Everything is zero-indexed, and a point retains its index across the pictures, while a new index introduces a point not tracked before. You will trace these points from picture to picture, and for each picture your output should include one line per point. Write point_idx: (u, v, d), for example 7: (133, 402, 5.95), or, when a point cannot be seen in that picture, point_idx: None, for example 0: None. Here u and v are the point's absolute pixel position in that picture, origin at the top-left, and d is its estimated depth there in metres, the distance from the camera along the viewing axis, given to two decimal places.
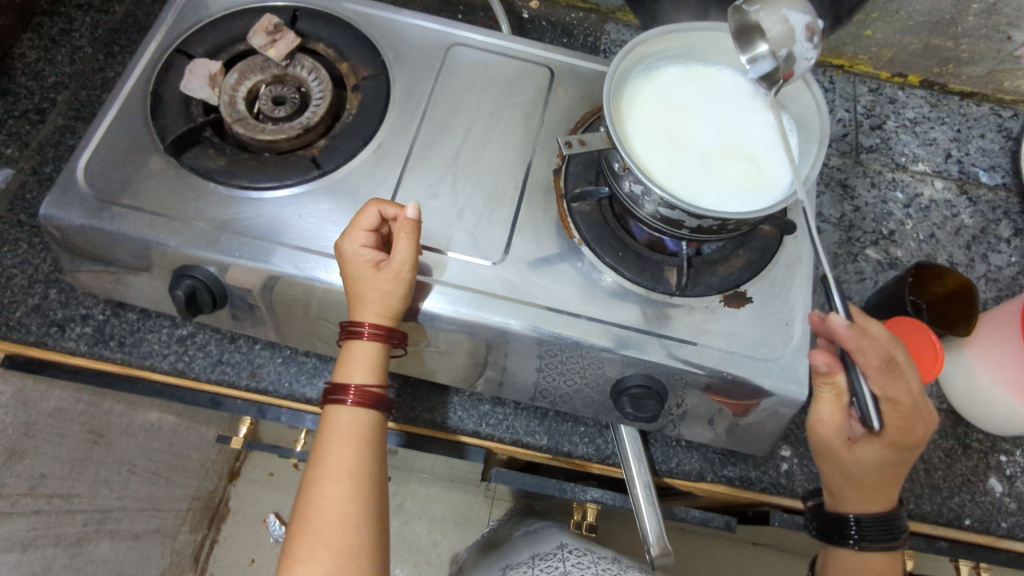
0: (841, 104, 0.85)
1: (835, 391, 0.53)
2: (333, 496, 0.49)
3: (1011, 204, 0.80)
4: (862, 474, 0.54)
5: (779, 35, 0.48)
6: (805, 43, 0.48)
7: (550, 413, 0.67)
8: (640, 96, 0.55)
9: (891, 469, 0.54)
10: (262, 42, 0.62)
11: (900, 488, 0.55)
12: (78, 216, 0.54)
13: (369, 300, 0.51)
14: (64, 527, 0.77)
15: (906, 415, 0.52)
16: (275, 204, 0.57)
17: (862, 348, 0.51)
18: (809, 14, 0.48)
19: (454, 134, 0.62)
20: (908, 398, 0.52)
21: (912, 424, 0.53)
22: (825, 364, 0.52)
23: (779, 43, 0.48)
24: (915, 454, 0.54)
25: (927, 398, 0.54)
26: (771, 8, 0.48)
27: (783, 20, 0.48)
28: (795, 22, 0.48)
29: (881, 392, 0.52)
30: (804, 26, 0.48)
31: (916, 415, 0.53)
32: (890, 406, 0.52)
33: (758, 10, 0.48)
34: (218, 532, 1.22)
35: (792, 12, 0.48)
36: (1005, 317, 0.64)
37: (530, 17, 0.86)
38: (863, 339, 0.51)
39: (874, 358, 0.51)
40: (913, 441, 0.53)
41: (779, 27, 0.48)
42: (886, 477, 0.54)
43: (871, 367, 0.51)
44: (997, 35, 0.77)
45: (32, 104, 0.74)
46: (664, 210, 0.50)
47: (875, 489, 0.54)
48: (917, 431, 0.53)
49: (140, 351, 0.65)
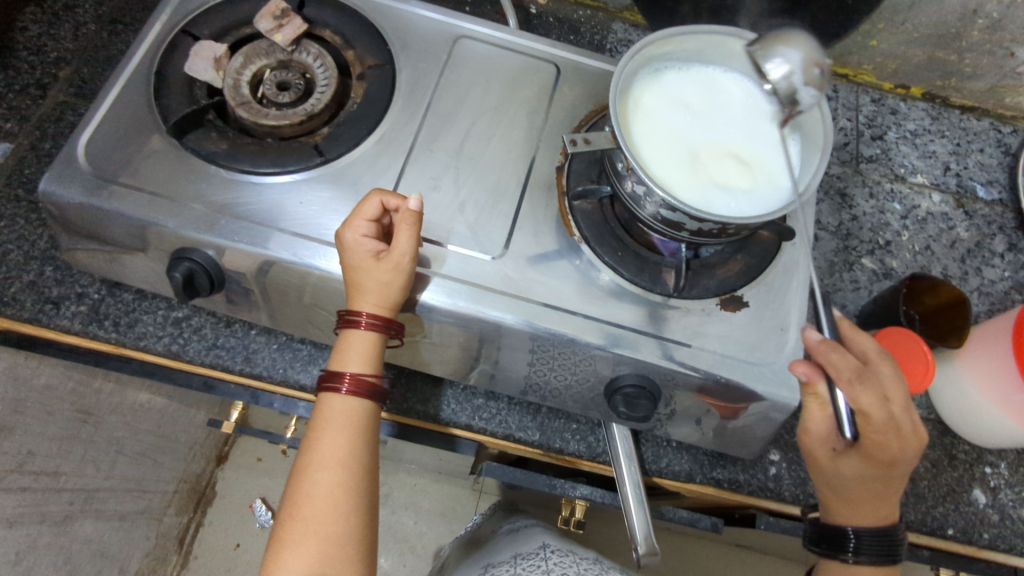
0: (843, 112, 0.86)
1: (818, 402, 0.53)
2: (324, 483, 0.49)
3: (1007, 219, 0.81)
4: (844, 487, 0.55)
5: (780, 77, 0.48)
6: (806, 80, 0.47)
7: (543, 409, 0.67)
8: (646, 97, 0.55)
9: (873, 483, 0.54)
10: (269, 27, 0.61)
11: (892, 503, 0.55)
12: (78, 193, 0.54)
13: (368, 288, 0.51)
14: (50, 505, 0.77)
15: (879, 427, 0.52)
16: (276, 189, 0.57)
17: (834, 363, 0.52)
18: (812, 52, 0.46)
19: (458, 128, 0.62)
20: (882, 411, 0.52)
21: (888, 437, 0.52)
22: (806, 374, 0.52)
23: (780, 84, 0.48)
24: (900, 468, 0.54)
25: (909, 410, 0.53)
26: (772, 48, 0.48)
27: (782, 62, 0.47)
28: (794, 61, 0.47)
29: (855, 404, 0.52)
30: (802, 65, 0.47)
31: (891, 427, 0.52)
32: (865, 418, 0.52)
33: (758, 51, 0.48)
34: (204, 515, 1.22)
35: (792, 52, 0.47)
36: (995, 330, 0.65)
37: (537, 12, 0.86)
38: (834, 352, 0.52)
39: (846, 371, 0.52)
40: (890, 454, 0.53)
41: (776, 69, 0.47)
42: (869, 492, 0.54)
43: (844, 380, 0.52)
44: (1000, 51, 0.78)
45: (33, 79, 0.74)
46: (665, 211, 0.50)
47: (861, 502, 0.55)
48: (897, 444, 0.53)
49: (135, 331, 0.64)
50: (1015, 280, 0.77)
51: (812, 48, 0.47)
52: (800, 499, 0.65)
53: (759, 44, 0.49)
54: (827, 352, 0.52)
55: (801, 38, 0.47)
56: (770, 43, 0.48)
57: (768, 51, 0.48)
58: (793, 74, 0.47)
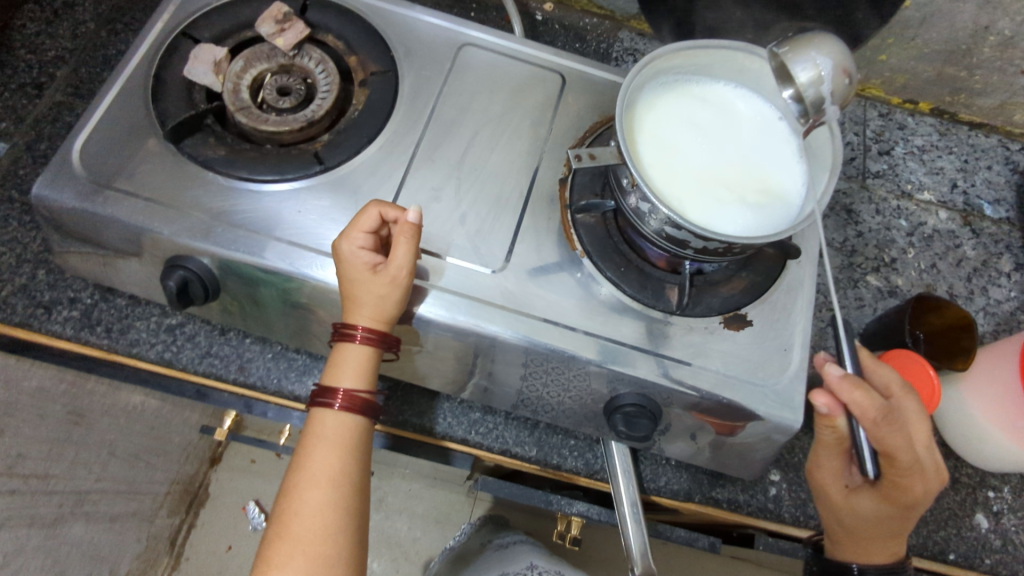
0: (850, 127, 0.85)
1: (836, 436, 0.53)
2: (314, 502, 0.48)
3: (1014, 238, 0.80)
4: (856, 523, 0.55)
5: (809, 82, 0.45)
6: (834, 88, 0.45)
7: (540, 424, 0.66)
8: (653, 111, 0.54)
9: (889, 522, 0.54)
10: (271, 31, 0.60)
11: (903, 541, 0.55)
12: (71, 199, 0.53)
13: (364, 302, 0.50)
14: (40, 508, 0.75)
15: (904, 470, 0.51)
16: (274, 197, 0.56)
17: (856, 403, 0.49)
18: (841, 60, 0.45)
19: (460, 137, 0.61)
20: (908, 454, 0.51)
21: (911, 479, 0.52)
22: (826, 406, 0.51)
23: (807, 89, 0.46)
24: (917, 509, 0.53)
25: (931, 450, 0.53)
26: (801, 51, 0.46)
27: (811, 66, 0.45)
28: (824, 66, 0.45)
29: (880, 444, 0.51)
30: (832, 71, 0.45)
31: (916, 469, 0.51)
32: (890, 460, 0.51)
33: (787, 53, 0.46)
34: (197, 517, 1.21)
35: (823, 58, 0.45)
36: (1002, 353, 0.64)
37: (543, 19, 0.85)
38: (857, 392, 0.49)
39: (870, 411, 0.49)
40: (912, 495, 0.52)
41: (808, 72, 0.45)
42: (883, 530, 0.54)
43: (868, 420, 0.50)
44: (1011, 68, 0.77)
45: (31, 78, 0.73)
46: (669, 229, 0.49)
47: (874, 540, 0.54)
48: (919, 487, 0.52)
49: (128, 338, 0.64)
50: (1021, 300, 0.76)
51: (842, 55, 0.45)
52: (800, 521, 0.64)
53: (786, 47, 0.47)
54: (849, 391, 0.50)
55: (831, 43, 0.45)
56: (800, 46, 0.46)
57: (798, 54, 0.45)
58: (821, 80, 0.45)
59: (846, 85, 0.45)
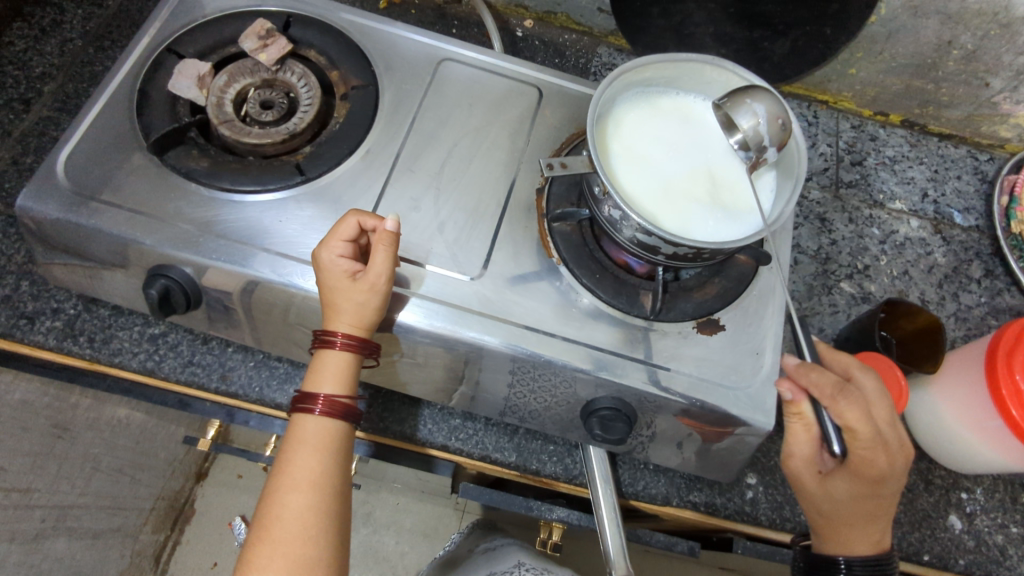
0: (823, 138, 0.87)
1: (803, 423, 0.55)
2: (294, 505, 0.48)
3: (983, 245, 0.82)
4: (835, 509, 0.55)
5: (748, 127, 0.51)
6: (770, 131, 0.50)
7: (520, 430, 0.67)
8: (625, 122, 0.56)
9: (866, 504, 0.54)
10: (253, 46, 0.62)
11: (882, 526, 0.55)
12: (56, 210, 0.54)
13: (344, 309, 0.51)
14: (21, 522, 0.75)
15: (867, 442, 0.52)
16: (257, 207, 0.57)
17: (814, 382, 0.53)
18: (776, 106, 0.50)
19: (439, 148, 0.62)
20: (867, 427, 0.52)
21: (874, 452, 0.52)
22: (790, 392, 0.53)
23: (746, 135, 0.51)
24: (888, 486, 0.54)
25: (896, 428, 0.54)
26: (741, 102, 0.51)
27: (749, 114, 0.50)
28: (760, 113, 0.50)
29: (841, 421, 0.52)
30: (769, 117, 0.50)
31: (877, 441, 0.52)
32: (852, 435, 0.52)
33: (728, 104, 0.51)
34: (182, 534, 1.20)
35: (759, 106, 0.50)
36: (970, 355, 0.65)
37: (523, 35, 0.87)
38: (812, 373, 0.53)
39: (827, 388, 0.52)
40: (878, 468, 0.53)
41: (749, 121, 0.51)
42: (862, 513, 0.54)
43: (828, 398, 0.52)
44: (976, 81, 0.79)
45: (17, 94, 0.74)
46: (641, 235, 0.51)
47: (853, 527, 0.55)
48: (884, 460, 0.53)
49: (110, 347, 0.64)
50: (991, 306, 0.78)
51: (777, 103, 0.50)
52: (778, 524, 0.65)
53: (728, 98, 0.52)
54: (805, 373, 0.53)
55: (766, 92, 0.50)
56: (740, 97, 0.51)
57: (737, 105, 0.51)
58: (759, 124, 0.50)
59: (782, 130, 0.50)
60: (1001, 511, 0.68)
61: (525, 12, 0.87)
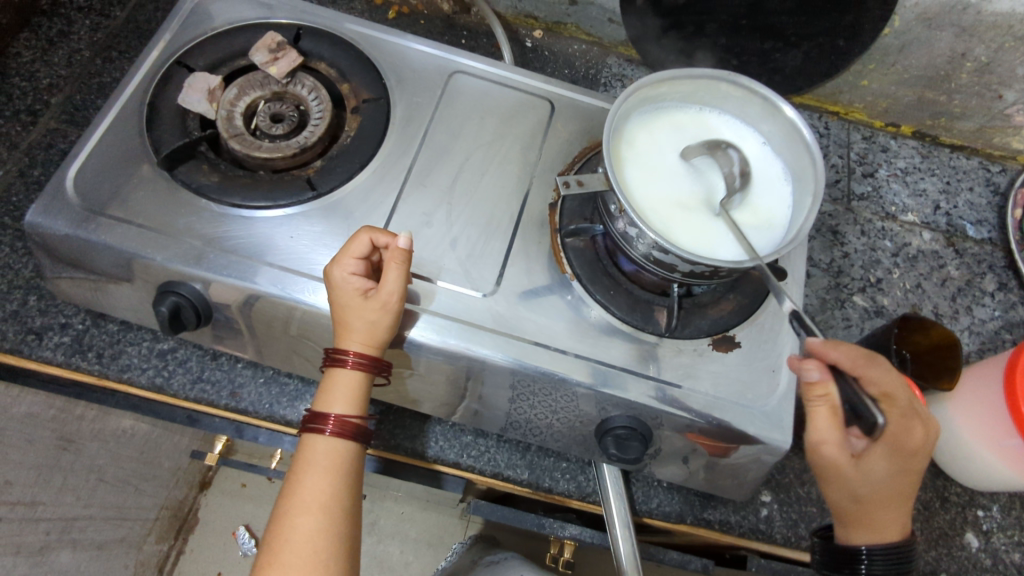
0: (834, 150, 0.86)
1: (832, 405, 0.50)
2: (304, 529, 0.48)
3: (996, 258, 0.81)
4: (874, 491, 0.51)
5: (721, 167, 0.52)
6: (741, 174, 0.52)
7: (532, 447, 0.66)
8: (640, 136, 0.55)
9: (901, 482, 0.51)
10: (264, 59, 0.62)
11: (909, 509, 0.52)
12: (65, 226, 0.53)
13: (356, 328, 0.51)
14: (25, 536, 0.74)
15: (899, 409, 0.51)
16: (267, 223, 0.56)
17: (842, 355, 0.50)
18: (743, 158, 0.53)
19: (452, 162, 0.62)
20: (898, 393, 0.51)
21: (909, 421, 0.51)
22: (819, 371, 0.49)
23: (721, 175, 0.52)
24: (921, 459, 0.51)
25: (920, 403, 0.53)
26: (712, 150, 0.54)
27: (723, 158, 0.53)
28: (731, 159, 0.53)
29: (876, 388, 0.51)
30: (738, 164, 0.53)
31: (909, 410, 0.51)
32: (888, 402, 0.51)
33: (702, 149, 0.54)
34: (185, 543, 1.19)
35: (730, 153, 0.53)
36: (987, 372, 0.64)
37: (533, 46, 0.87)
38: (838, 347, 0.50)
39: (857, 357, 0.50)
40: (915, 439, 0.51)
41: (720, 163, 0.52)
42: (897, 492, 0.51)
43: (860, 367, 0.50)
44: (989, 93, 0.79)
45: (25, 105, 0.73)
46: (657, 253, 0.50)
47: (887, 509, 0.51)
48: (918, 431, 0.51)
49: (119, 363, 0.64)
50: (1005, 320, 0.77)
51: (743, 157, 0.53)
52: (793, 542, 0.64)
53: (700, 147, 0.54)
54: (830, 351, 0.50)
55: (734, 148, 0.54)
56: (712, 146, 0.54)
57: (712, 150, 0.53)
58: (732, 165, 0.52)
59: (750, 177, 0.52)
60: (1018, 529, 0.67)
61: (534, 23, 0.87)
